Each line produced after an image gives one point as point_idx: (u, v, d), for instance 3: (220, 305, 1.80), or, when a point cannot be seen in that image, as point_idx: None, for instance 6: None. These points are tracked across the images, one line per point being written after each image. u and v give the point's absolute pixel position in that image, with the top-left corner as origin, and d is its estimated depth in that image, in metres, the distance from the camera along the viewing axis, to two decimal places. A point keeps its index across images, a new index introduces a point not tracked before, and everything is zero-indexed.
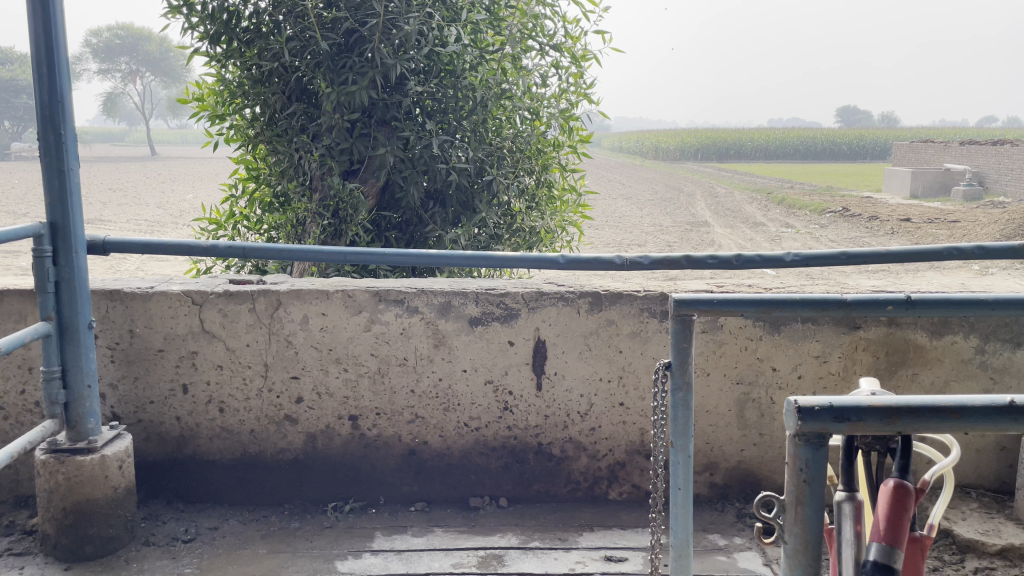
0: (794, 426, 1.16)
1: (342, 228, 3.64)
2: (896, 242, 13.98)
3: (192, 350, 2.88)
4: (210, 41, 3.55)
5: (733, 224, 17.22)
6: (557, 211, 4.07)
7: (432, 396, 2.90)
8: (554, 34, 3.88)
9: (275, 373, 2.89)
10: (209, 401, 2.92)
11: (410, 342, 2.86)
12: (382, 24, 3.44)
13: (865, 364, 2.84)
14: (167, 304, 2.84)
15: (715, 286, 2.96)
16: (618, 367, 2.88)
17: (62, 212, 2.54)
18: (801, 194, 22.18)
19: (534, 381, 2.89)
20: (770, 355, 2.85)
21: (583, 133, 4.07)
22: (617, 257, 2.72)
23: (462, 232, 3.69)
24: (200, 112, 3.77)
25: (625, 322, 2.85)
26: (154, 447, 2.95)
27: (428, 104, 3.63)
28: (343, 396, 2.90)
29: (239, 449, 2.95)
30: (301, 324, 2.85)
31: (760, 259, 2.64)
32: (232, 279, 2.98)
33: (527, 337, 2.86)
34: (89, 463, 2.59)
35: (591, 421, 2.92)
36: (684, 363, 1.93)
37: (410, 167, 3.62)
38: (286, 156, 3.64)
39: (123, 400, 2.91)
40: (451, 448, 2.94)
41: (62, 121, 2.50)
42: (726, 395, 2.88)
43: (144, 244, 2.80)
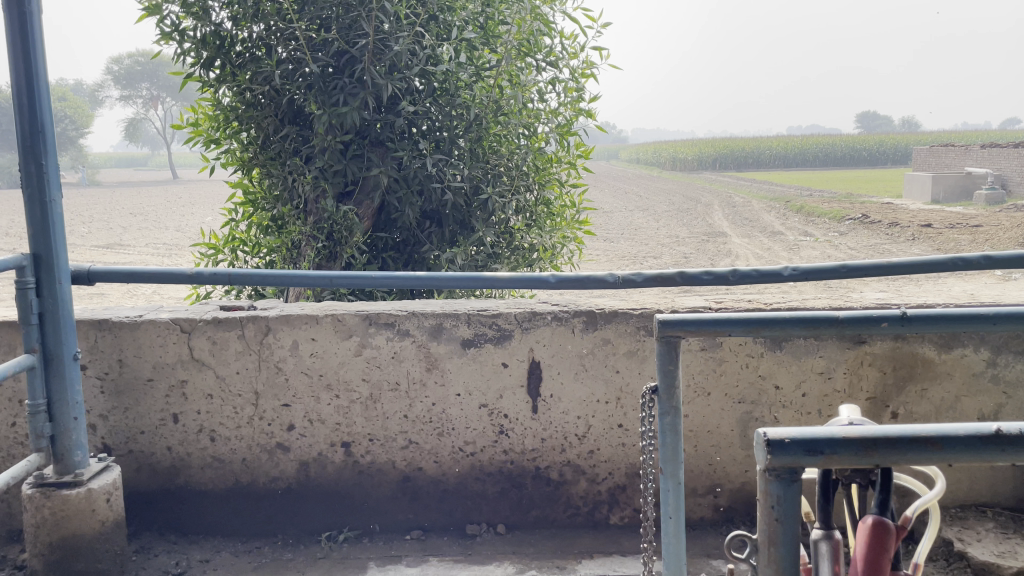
0: (763, 461, 1.08)
1: (338, 250, 3.62)
2: (917, 248, 13.76)
3: (182, 379, 2.84)
4: (203, 66, 3.53)
5: (751, 234, 17.07)
6: (556, 227, 4.00)
7: (425, 421, 2.83)
8: (549, 50, 3.83)
9: (265, 400, 2.84)
10: (201, 430, 2.87)
11: (402, 367, 2.80)
12: (372, 44, 3.40)
13: (872, 379, 2.74)
14: (156, 333, 2.80)
15: (714, 302, 2.88)
16: (615, 388, 2.80)
17: (45, 243, 2.51)
18: (819, 202, 21.96)
19: (530, 404, 2.82)
20: (772, 372, 2.76)
21: (583, 148, 4.01)
22: (610, 275, 2.65)
23: (459, 252, 3.64)
24: (195, 137, 3.75)
25: (622, 342, 2.77)
26: (146, 478, 2.91)
27: (421, 124, 3.59)
28: (335, 422, 2.85)
29: (231, 479, 2.90)
30: (291, 350, 2.80)
31: (757, 274, 2.56)
32: (223, 305, 2.94)
33: (522, 359, 2.79)
34: (75, 497, 2.56)
35: (589, 444, 2.84)
36: (671, 387, 1.84)
37: (404, 187, 3.58)
38: (281, 179, 3.61)
39: (113, 431, 2.87)
40: (447, 474, 2.87)
41: (43, 151, 2.47)
42: (728, 415, 2.79)
43: (131, 273, 2.77)
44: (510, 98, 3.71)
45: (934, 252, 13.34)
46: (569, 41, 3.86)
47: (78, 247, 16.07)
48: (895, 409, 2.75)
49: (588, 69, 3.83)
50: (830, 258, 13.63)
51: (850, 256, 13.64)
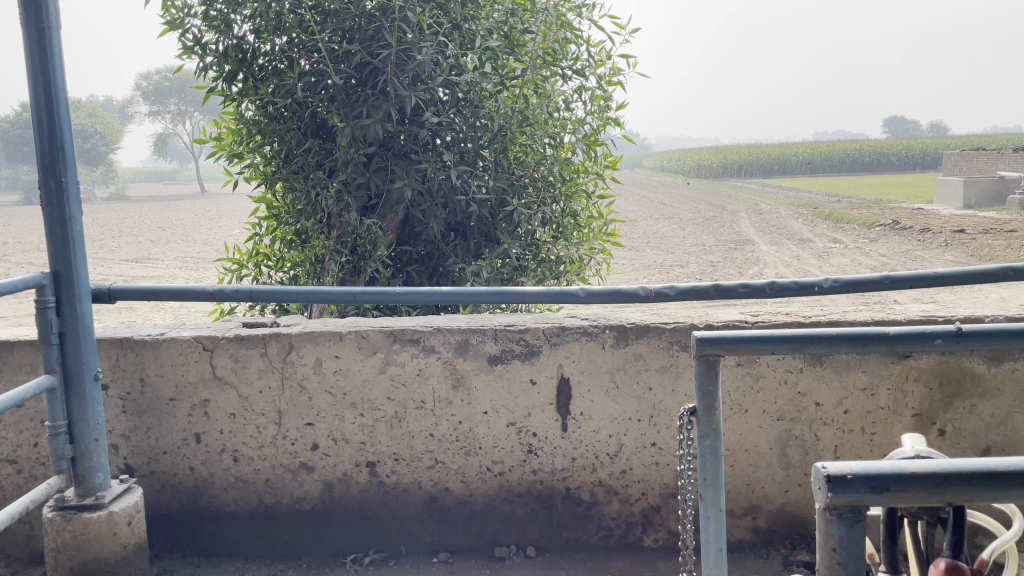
0: (824, 499, 1.00)
1: (361, 265, 3.55)
2: (951, 255, 13.47)
3: (204, 398, 2.78)
4: (225, 79, 3.49)
5: (779, 242, 16.84)
6: (584, 239, 3.91)
7: (452, 440, 2.75)
8: (576, 58, 3.75)
9: (289, 420, 2.78)
10: (224, 450, 2.81)
11: (428, 384, 2.73)
12: (395, 55, 3.35)
13: (918, 395, 2.62)
14: (178, 351, 2.75)
15: (750, 315, 2.77)
16: (648, 406, 2.70)
17: (65, 261, 2.46)
18: (849, 208, 21.65)
19: (560, 422, 2.72)
20: (812, 388, 2.65)
21: (610, 158, 3.92)
22: (642, 289, 2.56)
23: (485, 265, 3.56)
24: (218, 152, 3.72)
25: (654, 357, 2.68)
26: (168, 499, 2.86)
27: (446, 135, 3.52)
28: (360, 442, 2.77)
29: (254, 500, 2.84)
30: (315, 368, 2.74)
31: (796, 286, 2.46)
32: (245, 322, 2.89)
33: (550, 375, 2.70)
34: (95, 520, 2.50)
35: (622, 464, 2.74)
36: (710, 409, 1.74)
37: (429, 199, 3.51)
38: (304, 193, 3.56)
39: (135, 451, 2.82)
40: (474, 495, 2.79)
41: (64, 168, 2.43)
42: (766, 433, 2.68)
43: (152, 290, 2.73)
44: (535, 108, 3.64)
45: (968, 258, 13.07)
46: (595, 49, 3.78)
47: (108, 261, 16.24)
48: (942, 426, 2.63)
49: (615, 77, 3.74)
50: (862, 266, 13.40)
51: (882, 263, 13.39)
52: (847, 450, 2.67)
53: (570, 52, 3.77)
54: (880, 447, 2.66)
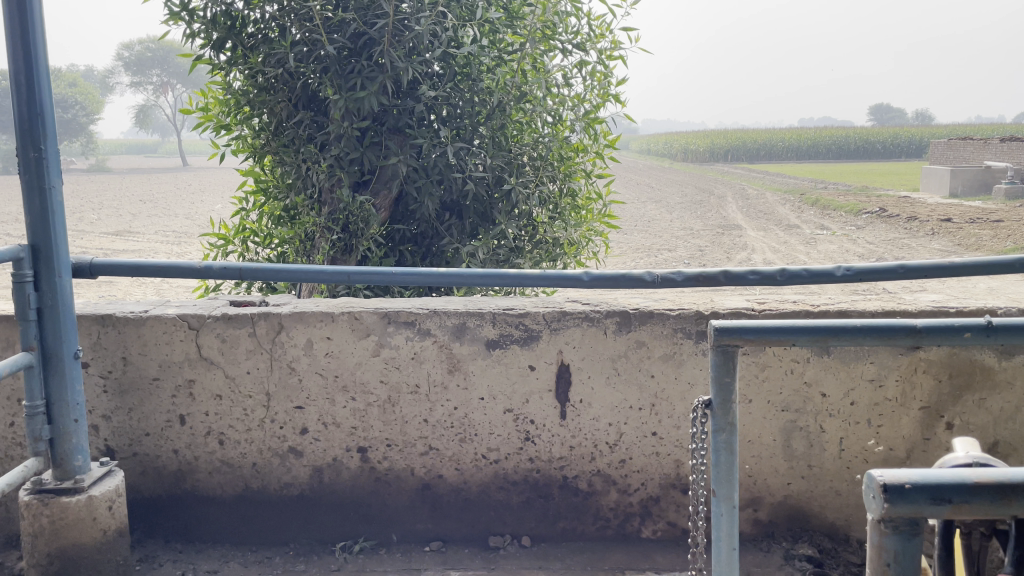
0: (879, 511, 0.92)
1: (353, 243, 3.44)
2: (939, 244, 13.46)
3: (189, 379, 2.68)
4: (214, 48, 3.35)
5: (767, 227, 16.83)
6: (581, 221, 3.81)
7: (447, 426, 2.67)
8: (577, 32, 3.62)
9: (277, 402, 2.68)
10: (209, 433, 2.71)
11: (423, 368, 2.63)
12: (392, 25, 3.23)
13: (926, 388, 2.56)
14: (162, 329, 2.64)
15: (756, 302, 2.69)
16: (650, 394, 2.62)
17: (44, 234, 2.34)
18: (835, 195, 21.66)
19: (558, 410, 2.64)
20: (819, 379, 2.58)
21: (610, 137, 3.81)
22: (647, 274, 2.47)
23: (481, 245, 3.46)
24: (205, 123, 3.60)
25: (657, 344, 2.60)
26: (151, 482, 2.76)
27: (443, 110, 3.41)
28: (352, 426, 2.68)
29: (241, 484, 2.75)
30: (305, 349, 2.64)
31: (807, 273, 2.38)
32: (233, 301, 2.78)
33: (550, 361, 2.61)
34: (74, 505, 2.40)
35: (621, 453, 2.66)
36: (727, 402, 1.68)
37: (424, 176, 3.40)
38: (294, 168, 3.43)
39: (116, 433, 2.72)
40: (469, 483, 2.71)
41: (43, 135, 2.30)
42: (771, 423, 2.61)
43: (134, 266, 2.61)
44: (535, 84, 3.53)
45: (956, 247, 13.07)
46: (596, 22, 3.66)
47: (89, 234, 16.00)
48: (949, 420, 2.58)
49: (615, 52, 3.63)
50: (849, 253, 13.40)
51: (869, 250, 13.40)
52: (852, 442, 2.61)
53: (572, 25, 3.65)
54: (886, 440, 2.60)
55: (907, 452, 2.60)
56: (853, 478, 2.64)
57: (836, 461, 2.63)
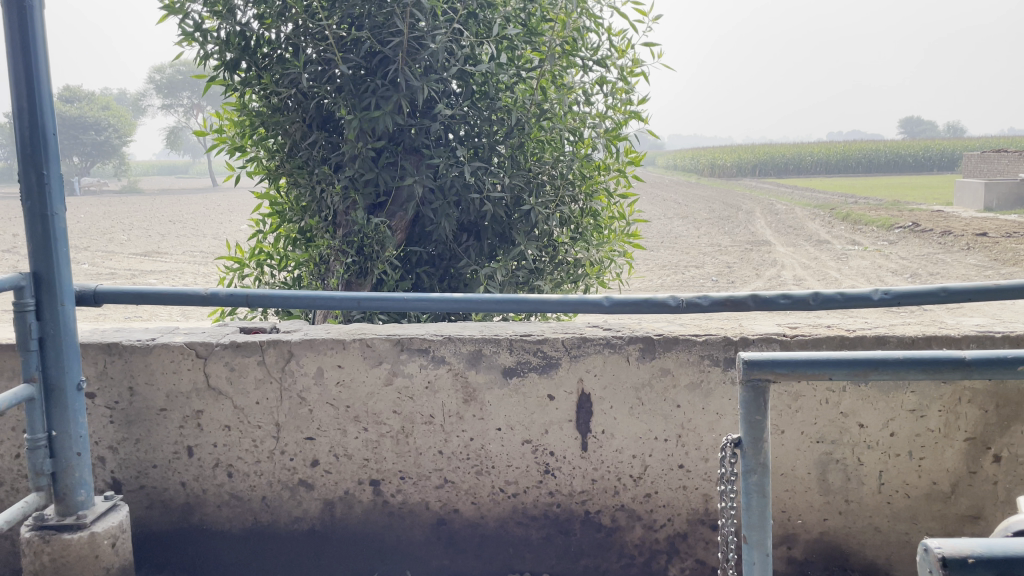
0: None
1: (368, 266, 3.35)
2: (975, 259, 13.11)
3: (197, 409, 2.59)
4: (228, 68, 3.29)
5: (796, 243, 16.55)
6: (604, 241, 3.69)
7: (462, 458, 2.55)
8: (598, 49, 3.51)
9: (287, 434, 2.58)
10: (217, 465, 2.62)
11: (437, 398, 2.52)
12: (407, 43, 3.15)
13: (971, 418, 2.40)
14: (169, 358, 2.56)
15: (788, 326, 2.55)
16: (676, 425, 2.49)
17: (46, 261, 2.26)
18: (866, 210, 21.30)
19: (579, 441, 2.52)
20: (856, 409, 2.43)
21: (633, 154, 3.69)
22: (672, 298, 2.34)
23: (499, 267, 3.35)
24: (219, 145, 3.55)
25: (683, 372, 2.47)
26: (158, 516, 2.67)
27: (460, 129, 3.32)
28: (364, 458, 2.58)
29: (250, 518, 2.65)
30: (315, 378, 2.54)
31: (842, 297, 2.25)
32: (243, 328, 2.70)
33: (570, 391, 2.49)
34: (76, 543, 2.32)
35: (646, 487, 2.53)
36: (758, 441, 1.55)
37: (441, 197, 3.30)
38: (308, 190, 3.35)
39: (123, 465, 2.63)
40: (486, 517, 2.59)
41: (45, 160, 2.24)
42: (805, 456, 2.47)
43: (140, 293, 2.53)
44: (554, 101, 3.42)
45: (993, 262, 12.72)
46: (617, 37, 3.55)
47: (119, 255, 16.16)
48: (997, 452, 2.41)
49: (637, 68, 3.51)
50: (881, 269, 13.11)
51: (901, 266, 13.13)
52: (893, 476, 2.46)
53: (592, 42, 3.53)
54: (929, 473, 2.45)
55: (952, 486, 2.45)
56: (894, 513, 2.48)
57: (875, 496, 2.48)
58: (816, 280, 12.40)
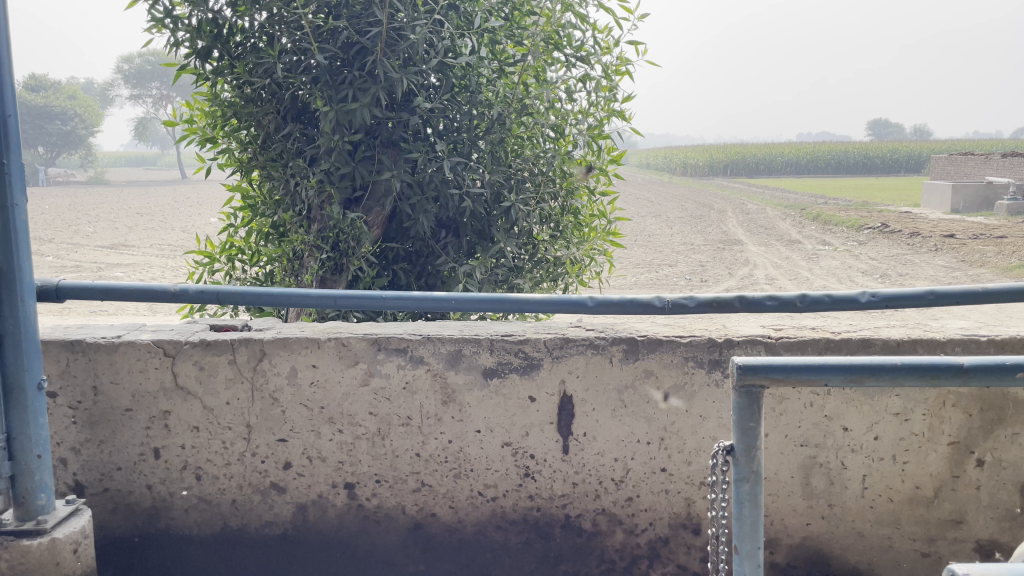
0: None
1: (343, 262, 3.26)
2: (943, 260, 13.25)
3: (165, 410, 2.49)
4: (200, 57, 3.18)
5: (768, 243, 16.66)
6: (584, 239, 3.63)
7: (440, 461, 2.48)
8: (581, 45, 3.43)
9: (259, 435, 2.50)
10: (185, 468, 2.53)
11: (415, 399, 2.45)
12: (386, 33, 3.07)
13: (955, 422, 2.38)
14: (135, 356, 2.46)
15: (772, 328, 2.52)
16: (659, 427, 2.45)
17: (6, 254, 2.16)
18: (836, 211, 21.51)
19: (560, 444, 2.46)
20: (840, 413, 2.40)
21: (615, 153, 3.63)
22: (657, 299, 2.29)
23: (478, 265, 3.29)
24: (190, 135, 3.44)
25: (667, 374, 2.42)
26: (123, 520, 2.57)
27: (439, 123, 3.25)
28: (338, 461, 2.50)
29: (219, 522, 2.56)
30: (289, 378, 2.46)
31: (829, 299, 2.21)
32: (213, 326, 2.61)
33: (552, 392, 2.44)
34: (35, 549, 2.21)
35: (628, 491, 2.48)
36: (750, 449, 1.50)
37: (419, 193, 3.23)
38: (282, 183, 3.26)
39: (86, 467, 2.53)
40: (464, 522, 2.53)
41: (5, 149, 2.13)
42: (788, 460, 2.44)
43: (103, 289, 2.42)
44: (536, 97, 3.34)
45: (961, 264, 12.85)
46: (601, 34, 3.48)
47: (84, 247, 15.82)
48: (980, 456, 2.39)
49: (622, 67, 3.45)
50: (852, 269, 13.21)
51: (871, 267, 13.26)
52: (876, 480, 2.43)
53: (576, 38, 3.45)
54: (913, 477, 2.42)
55: (935, 491, 2.42)
56: (877, 518, 2.45)
57: (859, 500, 2.45)
58: (788, 279, 12.49)
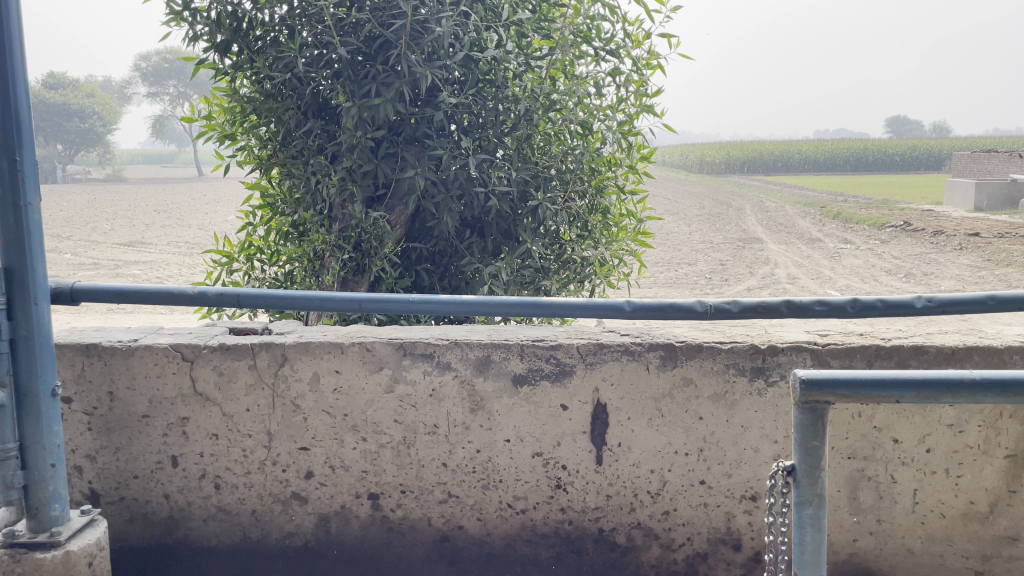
0: None
1: (365, 263, 3.17)
2: (969, 260, 13.00)
3: (182, 416, 2.40)
4: (219, 51, 3.08)
5: (788, 241, 16.45)
6: (613, 239, 3.52)
7: (468, 471, 2.38)
8: (611, 38, 3.32)
9: (280, 443, 2.40)
10: (204, 477, 2.44)
11: (442, 407, 2.35)
12: (411, 26, 2.96)
13: (1012, 433, 2.25)
14: (153, 361, 2.37)
15: (817, 333, 2.39)
16: (697, 438, 2.33)
17: (19, 255, 2.06)
18: (856, 208, 21.24)
19: (593, 455, 2.35)
20: (890, 423, 2.28)
21: (645, 150, 3.50)
22: (698, 303, 2.17)
23: (504, 265, 3.19)
24: (207, 132, 3.35)
25: (706, 382, 2.31)
26: (139, 530, 2.49)
27: (464, 120, 3.15)
28: (362, 470, 2.40)
29: (238, 533, 2.47)
30: (311, 385, 2.36)
31: (883, 304, 2.08)
32: (234, 329, 2.53)
33: (585, 401, 2.33)
34: (49, 561, 2.13)
35: (664, 504, 2.37)
36: (814, 470, 1.39)
37: (443, 191, 3.12)
38: (302, 181, 3.17)
39: (102, 475, 2.45)
40: (492, 535, 2.42)
41: (18, 145, 2.04)
42: (834, 472, 2.32)
43: (119, 291, 2.34)
44: (564, 93, 3.24)
45: (987, 263, 12.59)
46: (633, 27, 3.36)
47: (101, 245, 15.85)
48: None
49: (653, 60, 3.33)
50: (875, 268, 12.98)
51: (896, 266, 13.03)
52: (928, 495, 2.31)
53: (605, 31, 3.34)
54: (966, 492, 2.29)
55: (990, 506, 2.29)
56: (928, 534, 2.33)
57: (908, 516, 2.32)
58: (810, 278, 12.32)
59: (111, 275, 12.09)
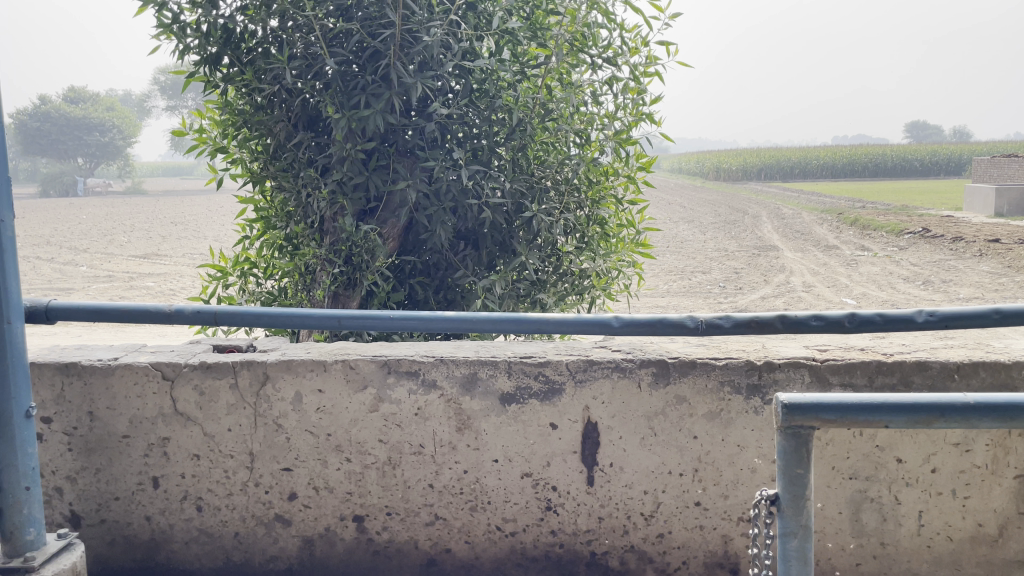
0: None
1: (357, 277, 3.11)
2: (988, 266, 12.79)
3: (163, 436, 2.35)
4: (209, 63, 3.04)
5: (803, 248, 16.27)
6: (612, 250, 3.44)
7: (455, 492, 2.31)
8: (608, 45, 3.26)
9: (262, 464, 2.34)
10: (186, 498, 2.38)
11: (427, 426, 2.28)
12: (400, 35, 2.90)
13: (1022, 453, 2.15)
14: (133, 380, 2.32)
15: (816, 347, 2.31)
16: (692, 458, 2.25)
17: None
18: (874, 215, 21.02)
19: (584, 475, 2.27)
20: (893, 442, 2.18)
21: (644, 159, 3.43)
22: (689, 318, 2.09)
23: (498, 278, 3.11)
24: (199, 145, 3.31)
25: (700, 400, 2.22)
26: (121, 553, 2.43)
27: (457, 131, 3.09)
28: (346, 492, 2.34)
29: (221, 557, 2.41)
30: (293, 404, 2.30)
31: (882, 319, 1.99)
32: (217, 347, 2.47)
33: (574, 420, 2.25)
34: None
35: (659, 527, 2.29)
36: (799, 499, 1.30)
37: (436, 203, 3.06)
38: (293, 194, 3.11)
39: (83, 497, 2.40)
40: (480, 558, 2.35)
41: None
42: (836, 494, 2.22)
43: (97, 309, 2.29)
44: (559, 102, 3.18)
45: (1007, 269, 12.37)
46: (630, 34, 3.30)
47: (116, 257, 15.94)
48: None
49: (650, 67, 3.26)
50: (893, 276, 12.79)
51: (913, 273, 12.83)
52: (934, 517, 2.21)
53: (601, 39, 3.28)
54: (974, 514, 2.19)
55: (999, 529, 2.19)
56: (935, 558, 2.22)
57: (914, 539, 2.22)
58: (825, 286, 12.15)
59: (124, 288, 12.14)
